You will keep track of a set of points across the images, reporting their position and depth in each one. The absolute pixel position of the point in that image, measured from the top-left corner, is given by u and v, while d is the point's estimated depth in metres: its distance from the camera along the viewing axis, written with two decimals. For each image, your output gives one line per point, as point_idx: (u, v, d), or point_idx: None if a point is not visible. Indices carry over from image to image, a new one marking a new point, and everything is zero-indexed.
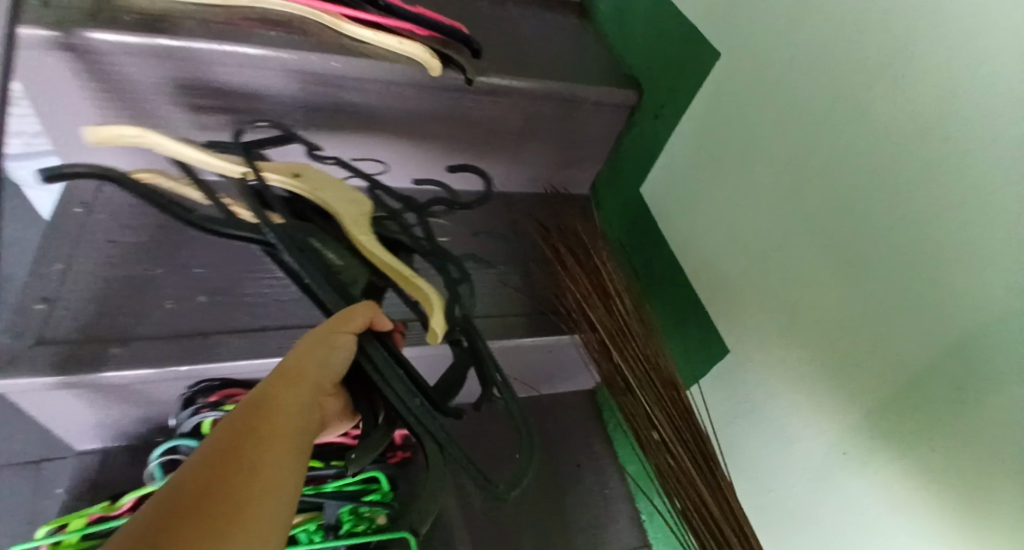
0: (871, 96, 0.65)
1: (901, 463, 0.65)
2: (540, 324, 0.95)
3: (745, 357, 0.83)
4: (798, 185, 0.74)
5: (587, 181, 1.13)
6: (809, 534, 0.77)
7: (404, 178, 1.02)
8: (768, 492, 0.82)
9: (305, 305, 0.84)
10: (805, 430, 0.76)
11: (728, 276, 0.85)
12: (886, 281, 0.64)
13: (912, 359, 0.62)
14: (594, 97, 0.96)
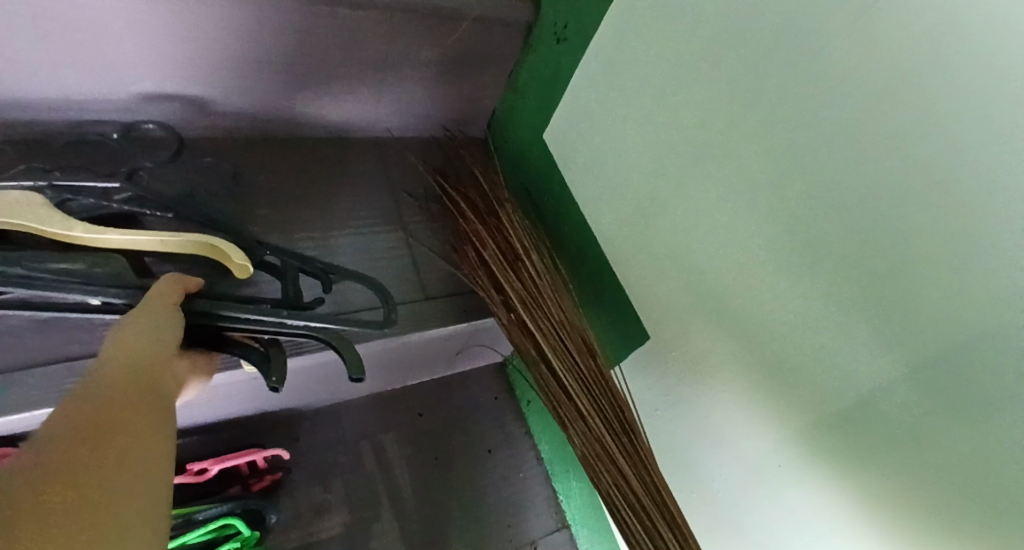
0: (837, 37, 0.52)
1: (857, 476, 0.57)
2: (435, 307, 0.76)
3: (675, 342, 0.73)
4: (739, 143, 0.62)
5: (480, 117, 0.92)
6: (741, 539, 0.69)
7: (237, 125, 0.76)
8: (695, 492, 0.74)
9: (100, 320, 0.61)
10: (741, 430, 0.67)
11: (654, 249, 0.74)
12: (844, 270, 0.55)
13: (873, 363, 0.54)
14: (480, 12, 0.74)
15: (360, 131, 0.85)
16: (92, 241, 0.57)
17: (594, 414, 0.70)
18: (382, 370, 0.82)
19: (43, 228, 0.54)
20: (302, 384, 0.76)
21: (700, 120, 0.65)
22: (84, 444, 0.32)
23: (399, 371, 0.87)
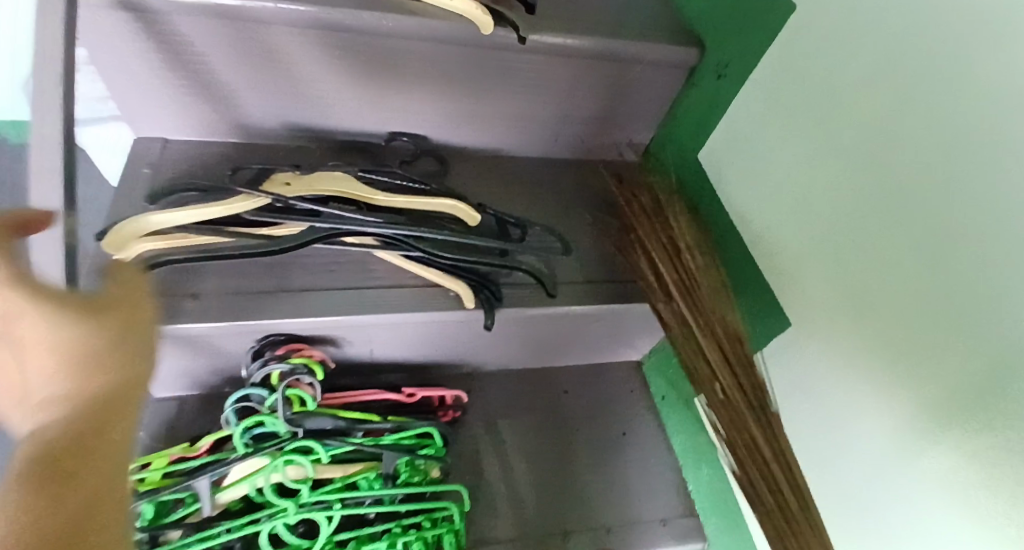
0: (965, 60, 0.63)
1: (977, 440, 0.65)
2: (600, 289, 0.92)
3: (814, 329, 0.84)
4: (877, 154, 0.73)
5: (639, 145, 1.10)
6: (871, 503, 0.79)
7: (455, 140, 1.00)
8: (831, 464, 0.84)
9: (361, 265, 0.85)
10: (875, 404, 0.76)
11: (796, 248, 0.86)
12: (968, 254, 0.64)
13: (993, 342, 0.62)
14: (653, 56, 0.92)
15: (541, 150, 1.07)
16: (372, 207, 0.84)
17: (737, 401, 0.82)
18: (544, 340, 0.99)
19: (352, 192, 0.83)
20: (481, 342, 0.96)
21: (841, 135, 0.78)
22: (61, 470, 0.31)
23: (556, 346, 1.04)
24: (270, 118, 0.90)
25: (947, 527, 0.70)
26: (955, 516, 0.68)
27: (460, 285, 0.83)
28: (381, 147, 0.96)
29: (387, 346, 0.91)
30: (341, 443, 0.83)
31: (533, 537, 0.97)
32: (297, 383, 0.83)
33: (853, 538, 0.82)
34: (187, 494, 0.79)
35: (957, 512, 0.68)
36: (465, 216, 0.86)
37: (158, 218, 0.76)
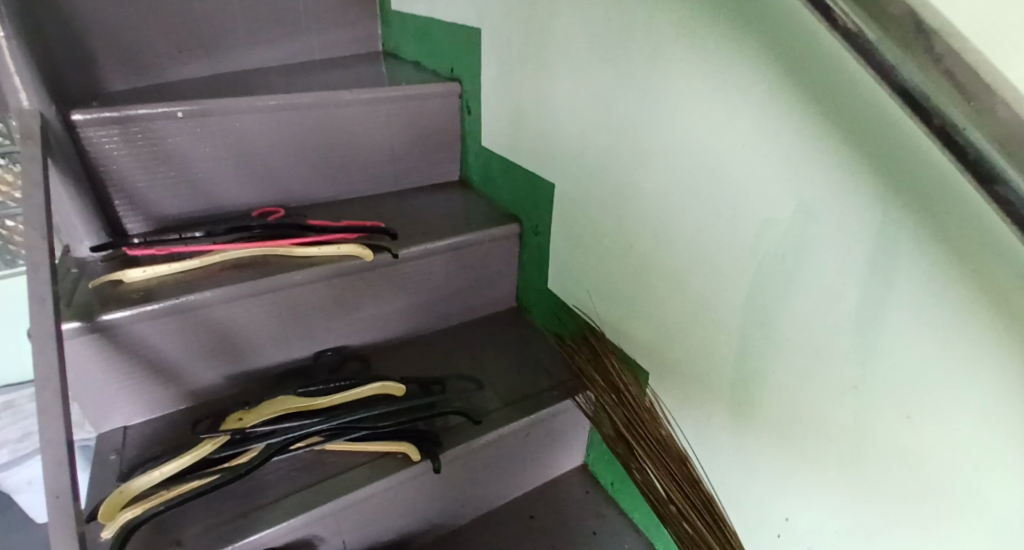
0: (636, 165, 0.97)
1: (773, 391, 0.83)
2: (512, 409, 1.14)
3: (658, 373, 1.05)
4: (628, 236, 1.04)
5: (510, 297, 1.41)
6: (758, 489, 0.91)
7: (368, 343, 1.26)
8: (723, 472, 0.97)
9: (319, 462, 1.03)
10: (713, 408, 0.95)
11: (620, 321, 1.11)
12: (695, 272, 0.90)
13: (735, 319, 0.85)
14: (487, 237, 1.27)
15: (437, 328, 1.34)
16: (318, 410, 1.05)
17: (692, 514, 0.97)
18: (490, 468, 1.17)
19: (300, 402, 1.05)
20: (438, 492, 1.12)
21: (606, 234, 1.09)
22: None
23: (504, 474, 1.21)
24: (215, 377, 1.13)
25: (801, 476, 0.83)
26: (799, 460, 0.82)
27: (404, 443, 1.03)
28: (311, 365, 1.19)
29: (362, 523, 1.05)
30: None
31: None
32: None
33: (766, 524, 0.92)
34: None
35: (799, 457, 0.82)
36: (392, 390, 1.11)
37: (141, 481, 0.94)
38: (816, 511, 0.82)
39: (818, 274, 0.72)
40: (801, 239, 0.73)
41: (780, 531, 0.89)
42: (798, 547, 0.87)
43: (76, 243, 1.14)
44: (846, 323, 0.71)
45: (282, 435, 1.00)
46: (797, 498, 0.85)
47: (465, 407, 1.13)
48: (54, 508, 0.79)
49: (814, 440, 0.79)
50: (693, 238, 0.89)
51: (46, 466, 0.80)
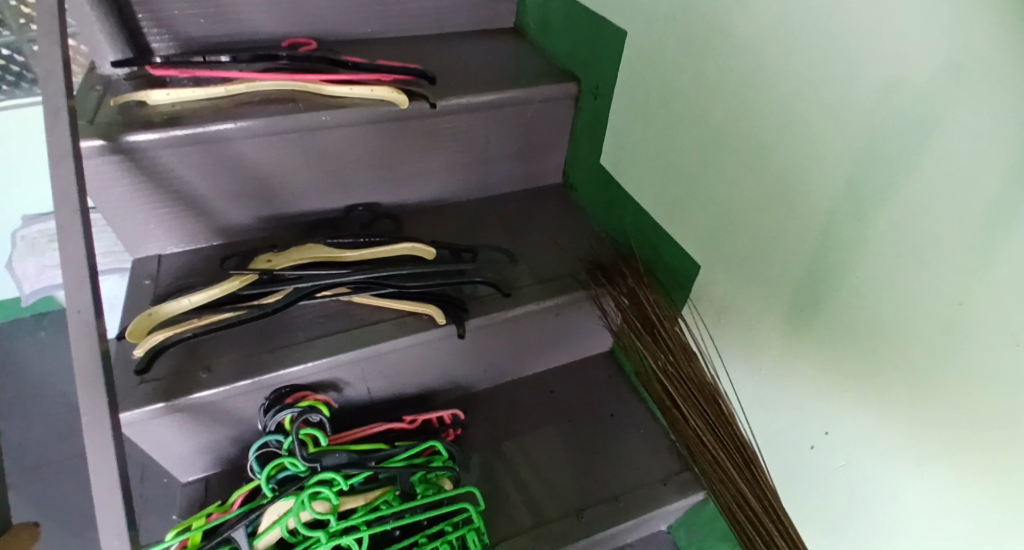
0: (731, 19, 0.83)
1: (842, 295, 0.74)
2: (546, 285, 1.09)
3: (711, 262, 0.97)
4: (704, 106, 0.91)
5: (558, 168, 1.31)
6: (799, 392, 0.86)
7: (403, 200, 1.20)
8: (763, 372, 0.92)
9: (345, 313, 1.00)
10: (767, 304, 0.87)
11: (677, 203, 1.02)
12: (782, 153, 0.79)
13: (819, 211, 0.75)
14: (540, 94, 1.14)
15: (477, 193, 1.26)
16: (345, 264, 1.01)
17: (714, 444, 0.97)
18: (517, 340, 1.15)
19: (328, 254, 1.01)
20: (464, 355, 1.11)
21: (678, 102, 0.97)
22: None
23: (529, 345, 1.19)
24: (245, 217, 1.09)
25: (852, 387, 0.77)
26: (854, 371, 0.76)
27: (432, 308, 0.99)
28: (342, 218, 1.15)
29: (386, 376, 1.05)
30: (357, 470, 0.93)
31: (552, 520, 1.05)
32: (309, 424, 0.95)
33: (800, 430, 0.87)
34: (228, 545, 0.88)
35: (855, 368, 0.76)
36: (423, 253, 1.06)
37: (170, 307, 0.92)
38: (864, 424, 0.77)
39: (940, 150, 0.61)
40: (933, 100, 0.60)
41: (814, 440, 0.85)
42: (833, 457, 0.83)
43: (101, 59, 1.06)
44: (971, 207, 0.59)
45: (311, 282, 0.96)
46: (843, 409, 0.79)
47: (496, 278, 1.08)
48: (78, 324, 0.78)
49: (889, 347, 0.70)
50: (788, 105, 0.77)
51: (68, 282, 0.78)
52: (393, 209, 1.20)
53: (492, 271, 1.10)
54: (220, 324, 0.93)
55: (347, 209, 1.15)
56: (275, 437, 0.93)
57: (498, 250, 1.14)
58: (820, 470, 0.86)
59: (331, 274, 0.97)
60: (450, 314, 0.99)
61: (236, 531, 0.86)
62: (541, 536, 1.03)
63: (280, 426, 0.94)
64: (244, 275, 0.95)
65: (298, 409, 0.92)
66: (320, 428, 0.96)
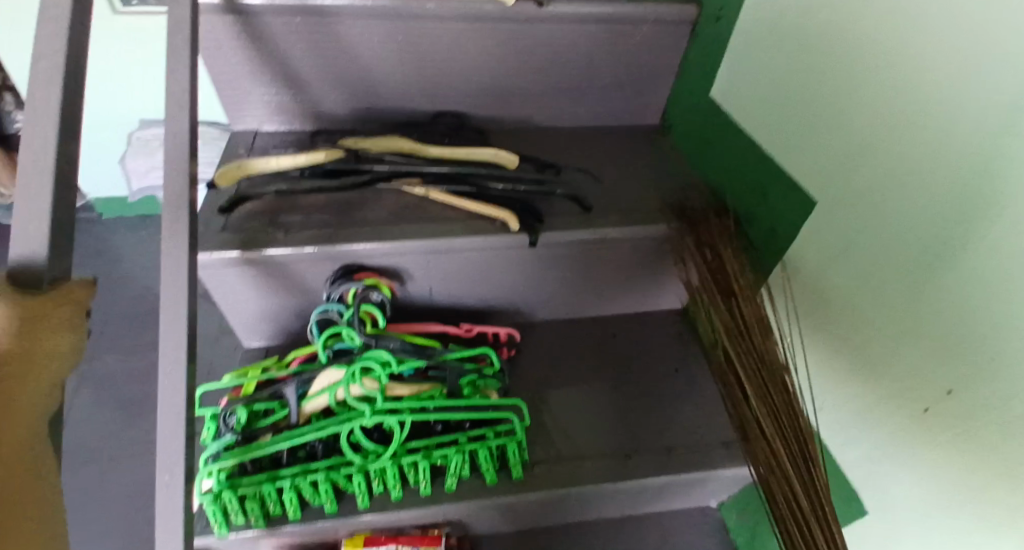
0: None
1: (997, 225, 0.64)
2: (630, 212, 1.02)
3: (839, 197, 0.87)
4: (851, 18, 0.82)
5: (659, 109, 1.23)
6: (921, 345, 0.75)
7: (492, 115, 1.17)
8: (880, 321, 0.81)
9: (420, 205, 0.99)
10: (897, 242, 0.77)
11: (804, 132, 0.93)
12: (943, 62, 0.69)
13: (982, 126, 0.65)
14: (657, 15, 1.07)
15: (570, 121, 1.21)
16: (428, 157, 1.01)
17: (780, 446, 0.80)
18: (587, 269, 1.09)
19: (412, 145, 1.01)
20: (530, 275, 1.06)
21: (819, 17, 0.87)
22: None
23: (600, 282, 1.12)
24: (338, 105, 1.10)
25: (988, 337, 0.66)
26: (997, 319, 0.65)
27: (506, 211, 0.95)
28: (429, 123, 1.13)
29: (449, 278, 1.03)
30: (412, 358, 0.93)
31: (597, 456, 0.99)
32: (369, 302, 0.96)
33: (915, 388, 0.77)
34: (278, 400, 0.91)
35: (997, 317, 0.64)
36: (506, 159, 1.03)
37: (256, 162, 0.96)
38: (995, 382, 0.65)
39: None
40: None
41: (931, 401, 0.75)
42: (953, 422, 0.72)
43: None
44: None
45: (389, 169, 0.98)
46: (972, 361, 0.68)
47: (578, 197, 1.03)
48: (173, 148, 0.81)
49: None
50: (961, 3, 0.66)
51: (171, 107, 0.81)
52: (481, 121, 1.17)
53: (575, 188, 1.04)
54: (296, 187, 0.95)
55: (436, 115, 1.13)
56: (336, 307, 0.94)
57: (583, 172, 1.09)
58: (932, 434, 0.75)
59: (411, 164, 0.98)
60: (524, 223, 0.96)
61: (287, 388, 0.89)
62: (581, 469, 0.97)
63: (341, 297, 0.96)
64: (330, 151, 0.98)
65: (362, 284, 0.94)
66: (379, 307, 0.97)
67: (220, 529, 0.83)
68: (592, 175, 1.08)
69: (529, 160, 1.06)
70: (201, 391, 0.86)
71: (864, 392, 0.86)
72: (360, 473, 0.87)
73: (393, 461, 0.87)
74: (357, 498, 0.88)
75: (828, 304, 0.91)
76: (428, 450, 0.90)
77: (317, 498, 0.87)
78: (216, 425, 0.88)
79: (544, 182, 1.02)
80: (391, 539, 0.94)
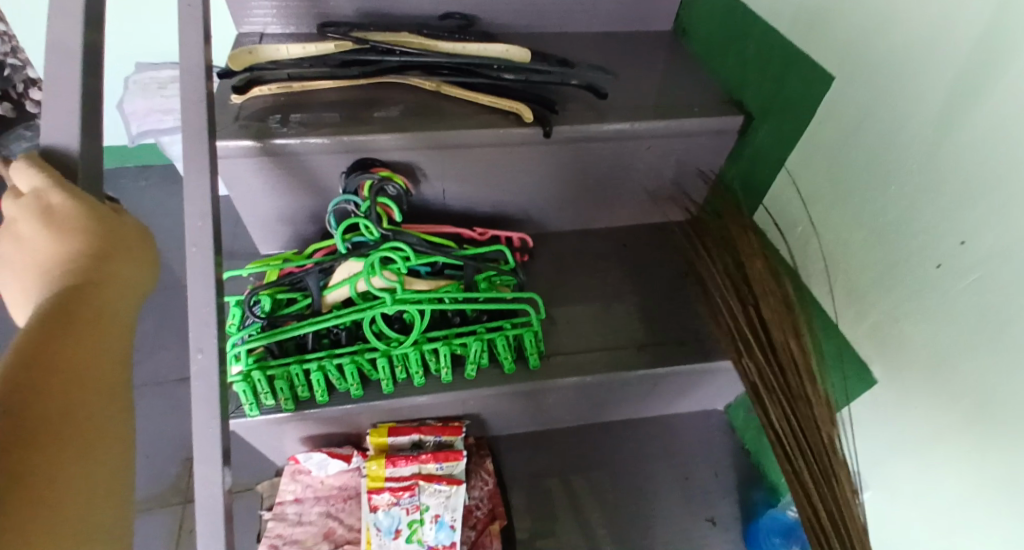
0: None
1: (1017, 61, 0.63)
2: (643, 107, 1.01)
3: (845, 72, 0.85)
4: None
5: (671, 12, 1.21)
6: (933, 202, 0.75)
7: (500, 17, 1.15)
8: (888, 189, 0.81)
9: (433, 101, 1.00)
10: (909, 103, 0.76)
11: (804, 11, 0.89)
12: None
13: None
14: None
15: (580, 25, 1.19)
16: (438, 52, 1.02)
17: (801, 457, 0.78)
18: (601, 173, 1.07)
19: (423, 41, 1.02)
20: (542, 176, 1.05)
21: None
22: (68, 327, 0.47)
23: (615, 188, 1.11)
24: (344, 5, 1.08)
25: (1007, 178, 0.66)
26: (1016, 159, 0.65)
27: (520, 103, 0.96)
28: (437, 24, 1.11)
29: (462, 179, 1.02)
30: (428, 251, 0.93)
31: (613, 348, 1.00)
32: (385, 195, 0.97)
33: (926, 246, 0.77)
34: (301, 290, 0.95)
35: (1015, 154, 0.65)
36: (518, 54, 1.03)
37: (269, 51, 1.02)
38: (1015, 222, 0.66)
39: None
40: None
41: (942, 258, 0.75)
42: (968, 273, 0.72)
43: None
44: None
45: (397, 58, 0.99)
46: (990, 205, 0.69)
47: (592, 91, 1.02)
48: (187, 20, 0.79)
49: None
50: None
51: None
52: (489, 24, 1.15)
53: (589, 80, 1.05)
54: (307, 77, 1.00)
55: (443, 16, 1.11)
56: (353, 199, 0.96)
57: (597, 66, 1.09)
58: (941, 289, 0.76)
59: (420, 55, 0.99)
60: (538, 114, 0.97)
61: (308, 278, 0.92)
62: (597, 359, 0.98)
63: (357, 191, 0.97)
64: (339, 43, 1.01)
65: (377, 177, 0.95)
66: (395, 201, 0.97)
67: (251, 409, 0.88)
68: (605, 69, 1.08)
69: (544, 55, 1.06)
70: (226, 274, 0.92)
71: (869, 265, 0.86)
72: (383, 358, 0.89)
73: (414, 346, 0.89)
74: (381, 384, 0.91)
75: (834, 184, 0.90)
76: (448, 340, 0.91)
77: (342, 383, 0.91)
78: (241, 311, 0.93)
79: (557, 73, 1.02)
80: (413, 429, 0.96)
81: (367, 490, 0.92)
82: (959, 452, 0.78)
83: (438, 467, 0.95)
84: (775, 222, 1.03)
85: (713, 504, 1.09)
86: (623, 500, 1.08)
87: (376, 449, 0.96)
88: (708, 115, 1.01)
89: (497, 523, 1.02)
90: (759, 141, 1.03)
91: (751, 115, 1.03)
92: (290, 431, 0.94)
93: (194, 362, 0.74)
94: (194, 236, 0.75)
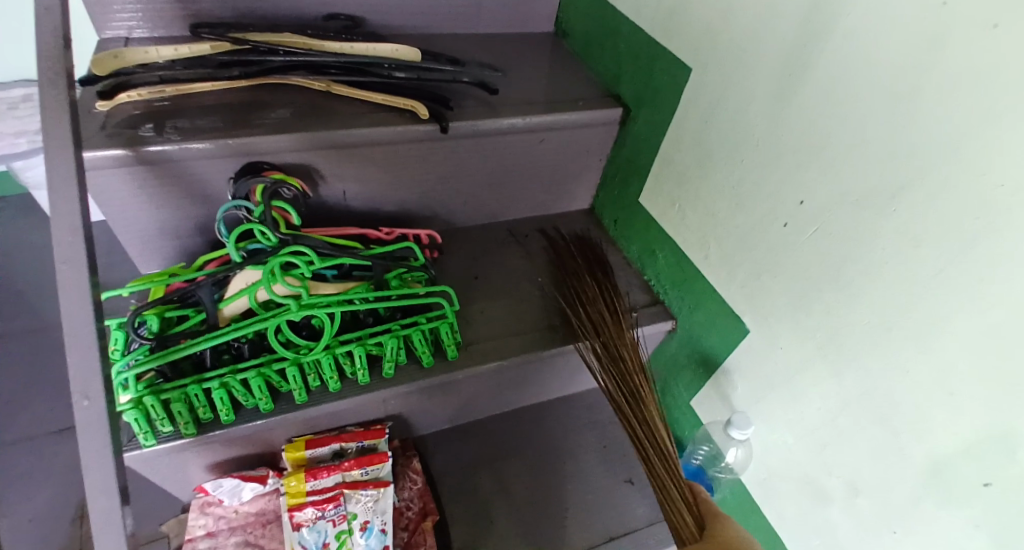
0: None
1: (836, 35, 0.73)
2: (532, 102, 1.06)
3: (699, 56, 0.93)
4: None
5: (549, 14, 1.27)
6: (778, 165, 0.84)
7: (386, 19, 1.15)
8: (743, 158, 0.89)
9: (325, 102, 0.98)
10: (753, 80, 0.85)
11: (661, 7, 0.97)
12: None
13: None
14: None
15: (466, 28, 1.23)
16: (324, 52, 1.00)
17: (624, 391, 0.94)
18: (497, 167, 1.10)
19: (308, 40, 1.00)
20: (441, 173, 1.06)
21: None
22: None
23: (511, 181, 1.14)
24: (219, 6, 1.03)
25: (835, 137, 0.76)
26: (841, 119, 0.75)
27: (415, 101, 0.97)
28: (321, 25, 1.09)
29: (361, 179, 1.01)
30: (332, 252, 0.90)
31: (525, 333, 1.03)
32: (279, 198, 0.93)
33: (775, 207, 0.86)
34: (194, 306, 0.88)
35: (841, 114, 0.75)
36: (407, 54, 1.04)
37: (136, 55, 0.95)
38: (843, 177, 0.76)
39: None
40: None
41: (789, 217, 0.84)
42: (811, 227, 0.81)
43: None
44: None
45: (281, 58, 0.97)
46: (823, 163, 0.78)
47: (483, 88, 1.05)
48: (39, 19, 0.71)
49: (876, 87, 0.71)
50: None
51: None
52: (374, 26, 1.14)
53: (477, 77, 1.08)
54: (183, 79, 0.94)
55: (327, 17, 1.09)
56: (245, 205, 0.90)
57: (484, 64, 1.12)
58: (789, 245, 0.85)
59: (306, 54, 0.98)
60: (434, 112, 0.98)
61: (201, 291, 0.85)
62: (512, 346, 1.00)
63: (248, 195, 0.92)
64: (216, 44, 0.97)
65: (269, 180, 0.90)
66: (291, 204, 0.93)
67: (147, 438, 0.80)
68: (492, 66, 1.11)
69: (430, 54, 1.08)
70: (104, 295, 0.82)
71: (730, 230, 0.94)
72: (293, 366, 0.85)
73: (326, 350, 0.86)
74: (293, 394, 0.87)
75: (696, 160, 0.98)
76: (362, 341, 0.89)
77: (248, 398, 0.85)
78: (124, 335, 0.84)
79: (446, 71, 1.05)
80: (334, 437, 0.92)
81: (288, 508, 0.88)
82: (818, 380, 0.85)
83: (363, 472, 0.92)
84: (655, 200, 1.08)
85: (632, 469, 1.15)
86: (549, 480, 1.11)
87: (294, 464, 0.91)
88: (593, 108, 1.07)
89: (430, 520, 0.99)
90: (636, 129, 1.09)
91: (627, 105, 1.09)
92: (198, 458, 0.88)
93: (77, 408, 0.61)
94: (62, 250, 0.63)
